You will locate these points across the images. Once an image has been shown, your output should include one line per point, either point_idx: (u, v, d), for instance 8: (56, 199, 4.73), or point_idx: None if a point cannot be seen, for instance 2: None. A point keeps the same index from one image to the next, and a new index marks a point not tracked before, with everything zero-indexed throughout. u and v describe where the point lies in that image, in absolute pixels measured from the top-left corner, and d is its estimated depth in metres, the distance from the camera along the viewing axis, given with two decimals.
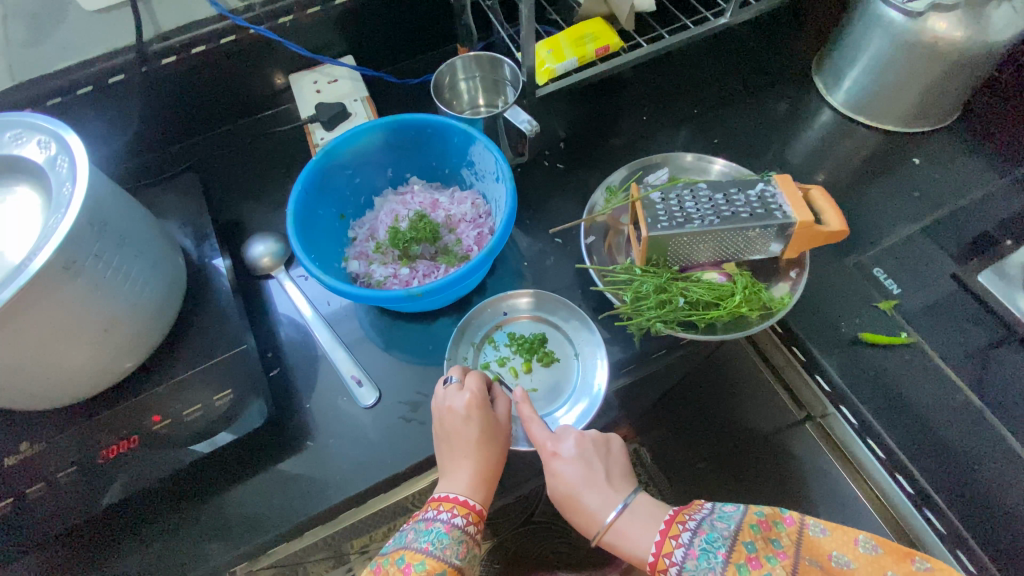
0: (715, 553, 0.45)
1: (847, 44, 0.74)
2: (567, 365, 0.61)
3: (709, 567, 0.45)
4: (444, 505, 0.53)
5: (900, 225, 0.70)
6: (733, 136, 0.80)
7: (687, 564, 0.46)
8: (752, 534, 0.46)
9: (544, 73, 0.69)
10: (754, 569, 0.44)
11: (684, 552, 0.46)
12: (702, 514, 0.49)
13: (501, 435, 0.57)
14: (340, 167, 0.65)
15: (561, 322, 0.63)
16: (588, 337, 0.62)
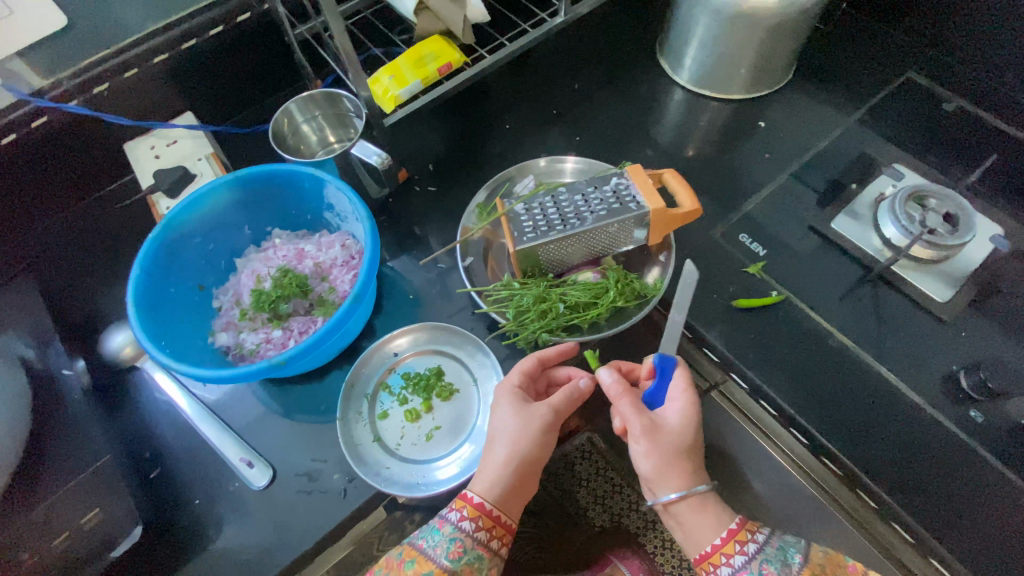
0: (794, 553, 0.46)
1: (679, 24, 0.76)
2: (467, 393, 0.60)
3: (787, 559, 0.45)
4: (456, 503, 0.50)
5: (760, 188, 0.74)
6: (596, 128, 0.81)
7: (765, 548, 0.46)
8: (827, 554, 0.46)
9: (390, 100, 0.67)
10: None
11: (763, 540, 0.47)
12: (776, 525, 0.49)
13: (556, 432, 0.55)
14: (187, 238, 0.61)
15: (454, 350, 0.62)
16: (483, 361, 0.61)
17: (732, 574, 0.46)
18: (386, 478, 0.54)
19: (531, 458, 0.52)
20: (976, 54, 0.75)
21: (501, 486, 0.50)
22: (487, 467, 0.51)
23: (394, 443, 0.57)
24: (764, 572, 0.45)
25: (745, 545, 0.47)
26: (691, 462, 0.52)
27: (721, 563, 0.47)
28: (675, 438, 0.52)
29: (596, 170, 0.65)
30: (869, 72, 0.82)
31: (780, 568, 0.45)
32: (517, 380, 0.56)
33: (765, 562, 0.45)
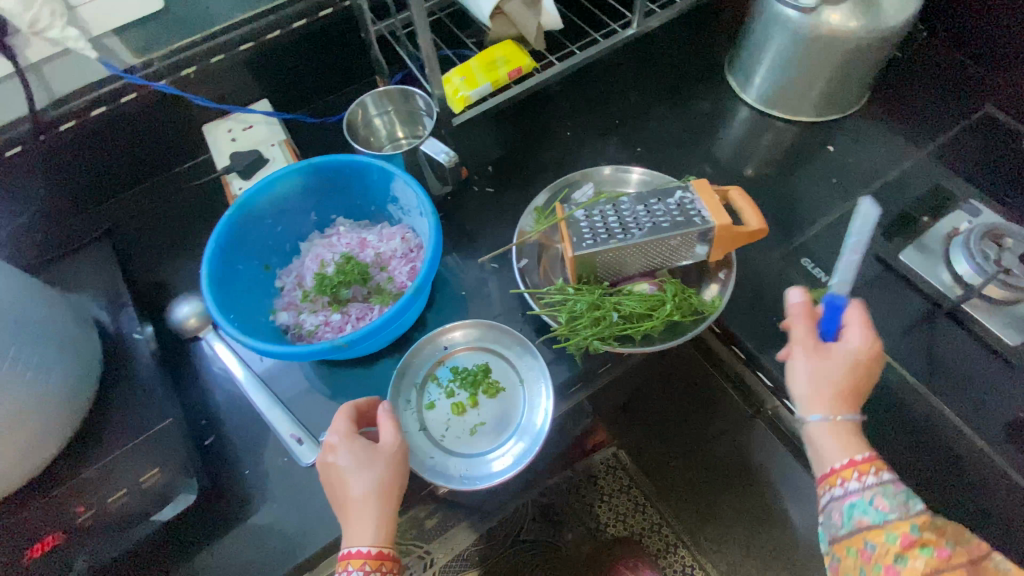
0: (912, 499, 0.42)
1: (752, 42, 0.76)
2: (513, 392, 0.60)
3: (903, 502, 0.42)
4: (349, 564, 0.47)
5: (825, 213, 0.72)
6: (658, 140, 0.80)
7: (889, 485, 0.43)
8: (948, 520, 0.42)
9: (459, 101, 0.69)
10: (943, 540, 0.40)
11: (887, 477, 0.43)
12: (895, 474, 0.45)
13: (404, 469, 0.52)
14: (258, 219, 0.63)
15: (503, 349, 0.62)
16: (531, 362, 0.61)
17: (842, 495, 0.44)
18: (429, 468, 0.55)
19: (393, 489, 0.50)
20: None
21: (383, 525, 0.48)
22: (360, 514, 0.48)
23: (439, 435, 0.58)
24: (875, 505, 0.42)
25: (864, 477, 0.44)
26: (864, 381, 0.48)
27: (838, 482, 0.45)
28: (815, 371, 0.49)
29: (659, 182, 0.65)
30: (946, 102, 0.79)
31: (896, 505, 0.42)
32: (343, 426, 0.54)
33: (880, 495, 0.42)
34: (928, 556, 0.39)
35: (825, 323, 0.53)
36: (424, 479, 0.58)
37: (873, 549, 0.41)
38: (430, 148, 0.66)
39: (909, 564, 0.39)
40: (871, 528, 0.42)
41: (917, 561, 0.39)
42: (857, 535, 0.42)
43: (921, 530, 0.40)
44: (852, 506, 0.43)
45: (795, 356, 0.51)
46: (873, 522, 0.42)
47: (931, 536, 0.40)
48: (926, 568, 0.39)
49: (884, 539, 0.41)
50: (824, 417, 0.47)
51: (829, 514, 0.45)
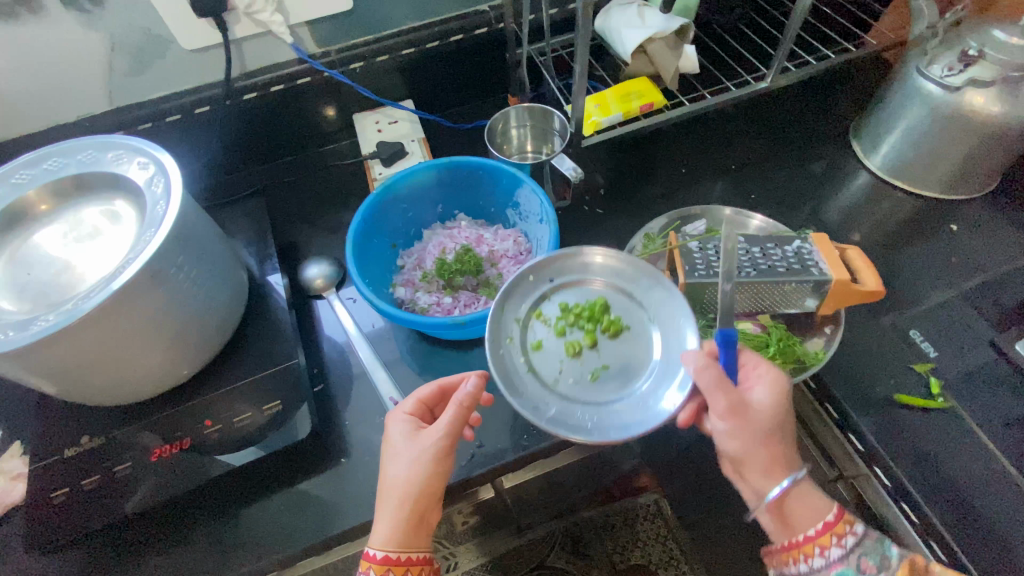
0: (887, 554, 0.46)
1: (885, 112, 0.77)
2: (636, 331, 0.57)
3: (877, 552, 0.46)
4: (362, 565, 0.50)
5: (937, 290, 0.71)
6: (770, 191, 0.82)
7: (865, 542, 0.47)
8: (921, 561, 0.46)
9: (590, 125, 0.74)
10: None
11: (858, 531, 0.47)
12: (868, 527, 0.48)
13: (436, 470, 0.52)
14: (397, 201, 0.70)
15: (624, 291, 0.59)
16: (660, 303, 0.58)
17: (822, 566, 0.47)
18: (547, 415, 0.52)
19: (427, 494, 0.51)
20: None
21: (400, 530, 0.50)
22: (383, 519, 0.51)
23: (551, 376, 0.55)
24: (862, 567, 0.46)
25: (843, 539, 0.47)
26: (786, 451, 0.50)
27: (804, 556, 0.48)
28: (747, 442, 0.48)
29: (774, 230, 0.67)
30: None
31: (880, 564, 0.45)
32: (410, 409, 0.56)
33: (860, 560, 0.46)
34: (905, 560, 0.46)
35: (727, 365, 0.53)
36: (502, 466, 0.60)
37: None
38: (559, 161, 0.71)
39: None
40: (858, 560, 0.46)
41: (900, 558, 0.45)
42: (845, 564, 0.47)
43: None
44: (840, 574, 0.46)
45: (717, 424, 0.50)
46: None
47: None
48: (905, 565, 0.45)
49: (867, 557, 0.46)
50: (779, 492, 0.48)
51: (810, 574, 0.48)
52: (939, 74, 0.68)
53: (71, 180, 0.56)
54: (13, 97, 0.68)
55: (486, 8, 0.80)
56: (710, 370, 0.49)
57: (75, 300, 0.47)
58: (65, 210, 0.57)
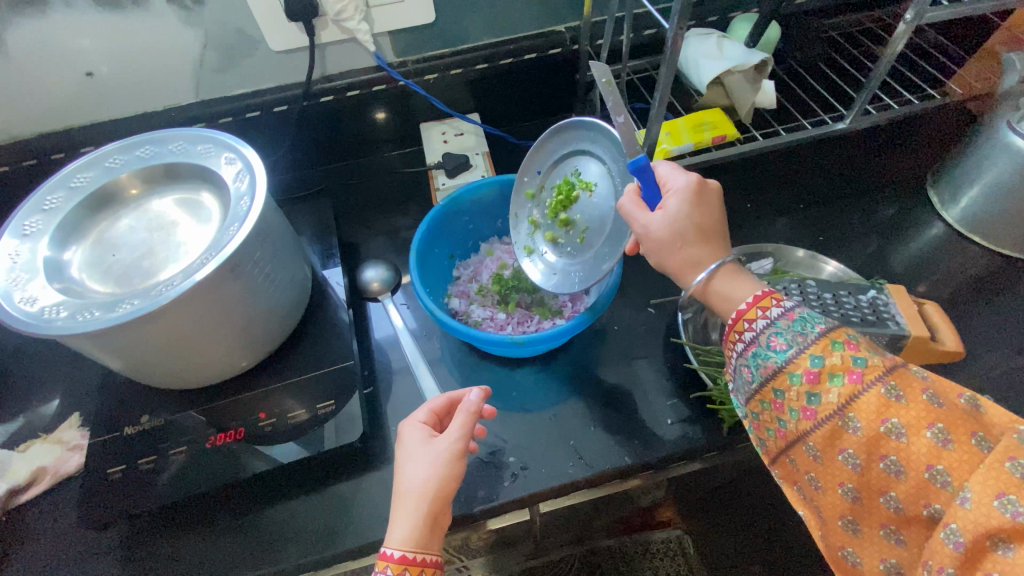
0: (812, 326, 0.42)
1: (967, 163, 0.74)
2: (603, 185, 0.57)
3: (801, 334, 0.42)
4: (378, 564, 0.47)
5: (1016, 354, 0.67)
6: (838, 234, 0.79)
7: (779, 321, 0.43)
8: (831, 350, 0.41)
9: (660, 152, 0.72)
10: (846, 377, 0.40)
11: (766, 325, 0.44)
12: (790, 305, 0.44)
13: (450, 468, 0.51)
14: (459, 213, 0.72)
15: (589, 143, 0.59)
16: (611, 145, 0.56)
17: (743, 349, 0.45)
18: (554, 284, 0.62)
19: (444, 496, 0.50)
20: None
21: (418, 529, 0.48)
22: (399, 516, 0.49)
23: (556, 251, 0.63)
24: (772, 345, 0.43)
25: (778, 304, 0.44)
26: (711, 238, 0.49)
27: (738, 337, 0.45)
28: (659, 243, 0.49)
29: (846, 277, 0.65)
30: None
31: (791, 340, 0.42)
32: (423, 418, 0.55)
33: (775, 334, 0.43)
34: (840, 386, 0.40)
35: (649, 189, 0.52)
36: (545, 491, 0.59)
37: (782, 396, 0.42)
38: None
39: (823, 398, 0.40)
40: (775, 374, 0.42)
41: (829, 394, 0.40)
42: (768, 386, 0.43)
43: (823, 356, 0.41)
44: (755, 354, 0.44)
45: (635, 235, 0.51)
46: (776, 365, 0.42)
47: (833, 358, 0.40)
48: (840, 398, 0.40)
49: (788, 382, 0.42)
50: (709, 272, 0.48)
51: (741, 372, 0.45)
52: None
53: (161, 168, 0.58)
54: (110, 84, 0.71)
55: (563, 29, 0.81)
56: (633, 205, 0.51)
57: (161, 286, 0.49)
58: (152, 196, 0.59)
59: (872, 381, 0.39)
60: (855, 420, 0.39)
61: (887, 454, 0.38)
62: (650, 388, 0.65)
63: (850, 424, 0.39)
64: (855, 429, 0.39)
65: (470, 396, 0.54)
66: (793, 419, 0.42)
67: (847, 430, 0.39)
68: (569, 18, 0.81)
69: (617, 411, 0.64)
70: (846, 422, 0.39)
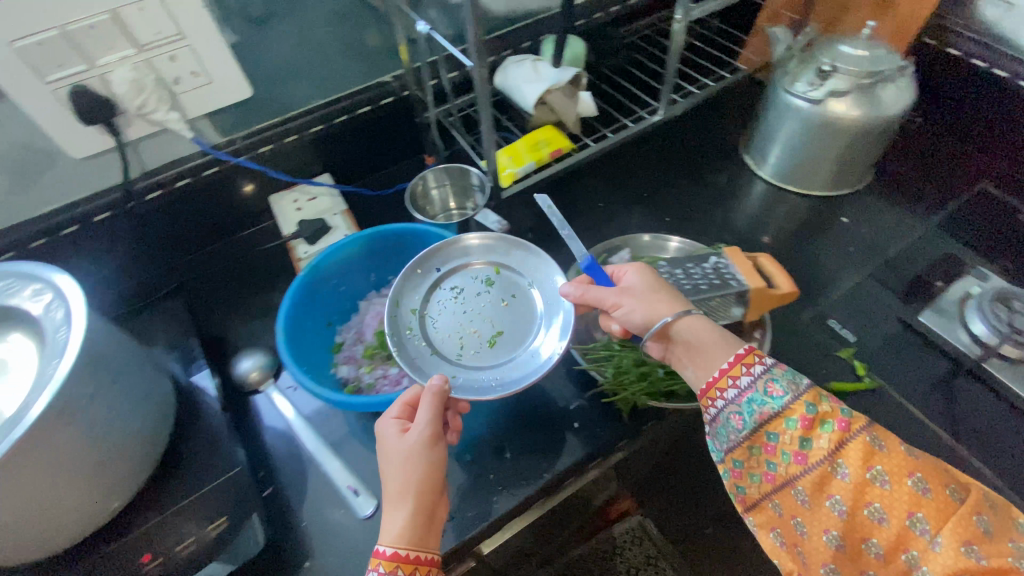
0: (799, 378, 0.45)
1: (767, 126, 0.84)
2: (522, 297, 0.66)
3: (789, 384, 0.45)
4: (370, 562, 0.46)
5: (844, 277, 0.78)
6: (683, 212, 0.87)
7: (774, 369, 0.46)
8: (815, 400, 0.44)
9: (506, 176, 0.76)
10: (837, 426, 0.42)
11: (764, 367, 0.46)
12: (769, 362, 0.47)
13: (428, 453, 0.51)
14: (326, 279, 0.71)
15: (514, 262, 0.68)
16: (539, 266, 0.67)
17: (735, 395, 0.47)
18: (454, 384, 0.58)
19: (429, 487, 0.50)
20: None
21: (412, 528, 0.48)
22: (391, 516, 0.48)
23: (454, 354, 0.62)
24: (767, 393, 0.45)
25: (752, 367, 0.47)
26: (672, 299, 0.54)
27: (730, 383, 0.47)
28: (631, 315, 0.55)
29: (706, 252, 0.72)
30: (945, 178, 0.86)
31: (785, 387, 0.45)
32: (397, 412, 0.55)
33: (771, 380, 0.46)
34: (830, 432, 0.42)
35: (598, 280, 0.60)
36: (477, 537, 0.58)
37: (775, 440, 0.44)
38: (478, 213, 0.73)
39: (815, 443, 0.43)
40: (772, 419, 0.45)
41: (820, 440, 0.43)
42: (760, 431, 0.45)
43: (815, 404, 0.43)
44: (750, 399, 0.46)
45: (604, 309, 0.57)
46: (770, 412, 0.45)
47: (823, 406, 0.43)
48: (830, 444, 0.42)
49: (783, 427, 0.44)
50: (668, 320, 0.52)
51: (729, 420, 0.47)
52: (803, 90, 0.75)
53: None
54: None
55: (389, 78, 0.83)
56: (583, 293, 0.57)
57: None
58: None
59: (859, 430, 0.42)
60: (843, 466, 0.42)
61: (871, 500, 0.41)
62: (555, 401, 0.67)
63: (842, 468, 0.42)
64: (844, 475, 0.41)
65: (433, 379, 0.54)
66: (783, 463, 0.44)
67: (836, 476, 0.42)
68: (392, 66, 0.82)
69: (529, 432, 0.65)
70: (835, 468, 0.42)
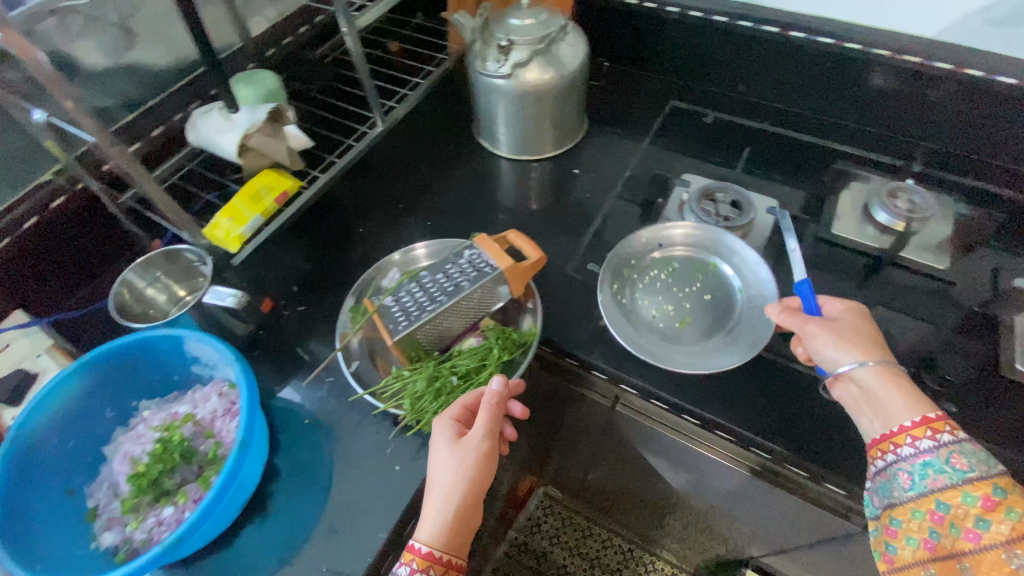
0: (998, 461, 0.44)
1: (483, 108, 0.87)
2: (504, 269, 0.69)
3: (983, 465, 0.43)
4: (406, 557, 0.52)
5: (596, 219, 0.83)
6: (442, 209, 0.86)
7: (964, 443, 0.44)
8: (1011, 489, 0.42)
9: (233, 241, 0.69)
10: (1023, 518, 0.40)
11: (956, 440, 0.45)
12: (961, 437, 0.45)
13: (482, 455, 0.54)
14: (38, 447, 0.57)
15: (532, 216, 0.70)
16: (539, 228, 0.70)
17: (911, 454, 0.46)
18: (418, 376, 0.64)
19: (470, 498, 0.53)
20: (718, 66, 0.93)
21: (445, 531, 0.52)
22: (428, 517, 0.53)
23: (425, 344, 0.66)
24: (956, 464, 0.44)
25: (941, 435, 0.45)
26: (870, 347, 0.53)
27: (904, 443, 0.47)
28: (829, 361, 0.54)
29: (739, 259, 0.71)
30: (643, 106, 0.97)
31: (975, 463, 0.43)
32: (455, 414, 0.57)
33: (960, 453, 0.44)
34: (1015, 521, 0.40)
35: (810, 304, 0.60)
36: None
37: (947, 512, 0.43)
38: (206, 272, 0.68)
39: (993, 526, 0.41)
40: (946, 488, 0.44)
41: (1003, 524, 0.41)
42: (930, 497, 0.44)
43: (1006, 490, 0.42)
44: (929, 462, 0.45)
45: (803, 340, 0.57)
46: (951, 481, 0.44)
47: (1014, 494, 0.41)
48: (1013, 533, 0.40)
49: (959, 499, 0.43)
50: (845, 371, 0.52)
51: (897, 476, 0.47)
52: (494, 69, 0.78)
53: None
54: None
55: (48, 175, 0.68)
56: (784, 316, 0.57)
57: None
58: None
59: None
60: (1022, 557, 0.39)
61: None
62: (368, 454, 0.62)
63: (1014, 555, 0.40)
64: (1020, 565, 0.39)
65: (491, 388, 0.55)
66: (950, 536, 0.43)
67: (1010, 564, 0.40)
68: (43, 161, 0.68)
69: (350, 499, 0.59)
70: (1011, 558, 0.40)
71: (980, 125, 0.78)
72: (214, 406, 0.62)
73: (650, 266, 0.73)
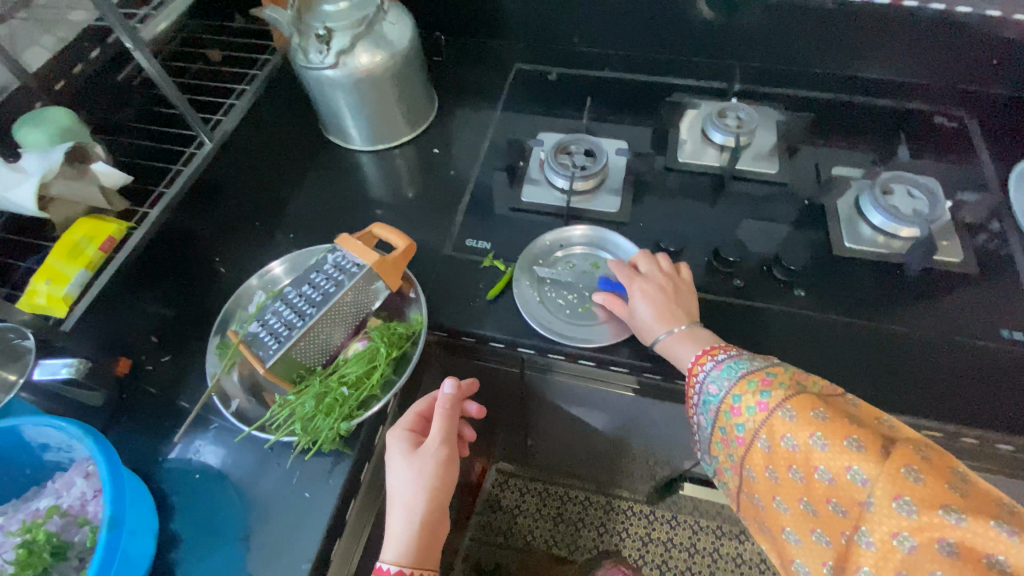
0: (739, 369, 0.51)
1: (322, 104, 0.82)
2: None
3: (727, 378, 0.51)
4: None
5: (464, 192, 0.82)
6: (302, 215, 0.80)
7: (714, 370, 0.53)
8: (744, 386, 0.49)
9: (58, 304, 0.61)
10: (755, 409, 0.48)
11: (711, 370, 0.53)
12: (711, 364, 0.53)
13: (436, 460, 0.57)
14: None
15: None
16: None
17: (698, 401, 0.54)
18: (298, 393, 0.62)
19: (433, 507, 0.56)
20: (551, 21, 0.94)
21: (411, 547, 0.54)
22: (393, 533, 0.55)
23: None
24: (710, 389, 0.52)
25: (705, 367, 0.54)
26: (670, 313, 0.61)
27: (694, 389, 0.55)
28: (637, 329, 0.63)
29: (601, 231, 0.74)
30: (490, 72, 0.97)
31: (719, 382, 0.51)
32: (411, 423, 0.61)
33: (714, 380, 0.52)
34: (754, 412, 0.48)
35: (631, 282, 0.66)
36: None
37: (724, 430, 0.50)
38: (30, 345, 0.59)
39: (744, 424, 0.48)
40: (718, 414, 0.51)
41: (748, 418, 0.48)
42: (716, 425, 0.51)
43: (740, 392, 0.49)
44: (705, 399, 0.53)
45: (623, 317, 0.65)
46: (716, 405, 0.51)
47: (749, 392, 0.49)
48: (756, 421, 0.47)
49: (728, 419, 0.50)
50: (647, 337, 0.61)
51: (699, 422, 0.54)
52: (319, 60, 0.74)
53: None
54: None
55: None
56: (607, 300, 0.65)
57: None
58: None
59: (773, 406, 0.46)
60: (767, 438, 0.46)
61: (797, 467, 0.44)
62: (274, 487, 0.58)
63: (759, 440, 0.47)
64: (769, 447, 0.46)
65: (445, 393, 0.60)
66: (734, 448, 0.50)
67: (766, 450, 0.46)
68: None
69: (262, 538, 0.56)
70: (762, 443, 0.47)
71: (782, 36, 0.86)
72: (80, 490, 0.55)
73: (557, 264, 0.72)
